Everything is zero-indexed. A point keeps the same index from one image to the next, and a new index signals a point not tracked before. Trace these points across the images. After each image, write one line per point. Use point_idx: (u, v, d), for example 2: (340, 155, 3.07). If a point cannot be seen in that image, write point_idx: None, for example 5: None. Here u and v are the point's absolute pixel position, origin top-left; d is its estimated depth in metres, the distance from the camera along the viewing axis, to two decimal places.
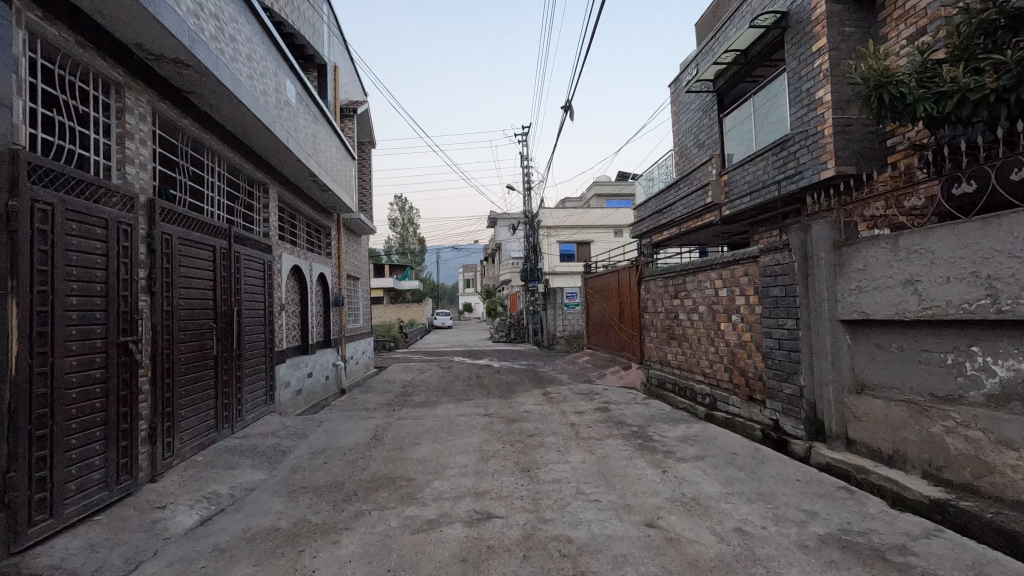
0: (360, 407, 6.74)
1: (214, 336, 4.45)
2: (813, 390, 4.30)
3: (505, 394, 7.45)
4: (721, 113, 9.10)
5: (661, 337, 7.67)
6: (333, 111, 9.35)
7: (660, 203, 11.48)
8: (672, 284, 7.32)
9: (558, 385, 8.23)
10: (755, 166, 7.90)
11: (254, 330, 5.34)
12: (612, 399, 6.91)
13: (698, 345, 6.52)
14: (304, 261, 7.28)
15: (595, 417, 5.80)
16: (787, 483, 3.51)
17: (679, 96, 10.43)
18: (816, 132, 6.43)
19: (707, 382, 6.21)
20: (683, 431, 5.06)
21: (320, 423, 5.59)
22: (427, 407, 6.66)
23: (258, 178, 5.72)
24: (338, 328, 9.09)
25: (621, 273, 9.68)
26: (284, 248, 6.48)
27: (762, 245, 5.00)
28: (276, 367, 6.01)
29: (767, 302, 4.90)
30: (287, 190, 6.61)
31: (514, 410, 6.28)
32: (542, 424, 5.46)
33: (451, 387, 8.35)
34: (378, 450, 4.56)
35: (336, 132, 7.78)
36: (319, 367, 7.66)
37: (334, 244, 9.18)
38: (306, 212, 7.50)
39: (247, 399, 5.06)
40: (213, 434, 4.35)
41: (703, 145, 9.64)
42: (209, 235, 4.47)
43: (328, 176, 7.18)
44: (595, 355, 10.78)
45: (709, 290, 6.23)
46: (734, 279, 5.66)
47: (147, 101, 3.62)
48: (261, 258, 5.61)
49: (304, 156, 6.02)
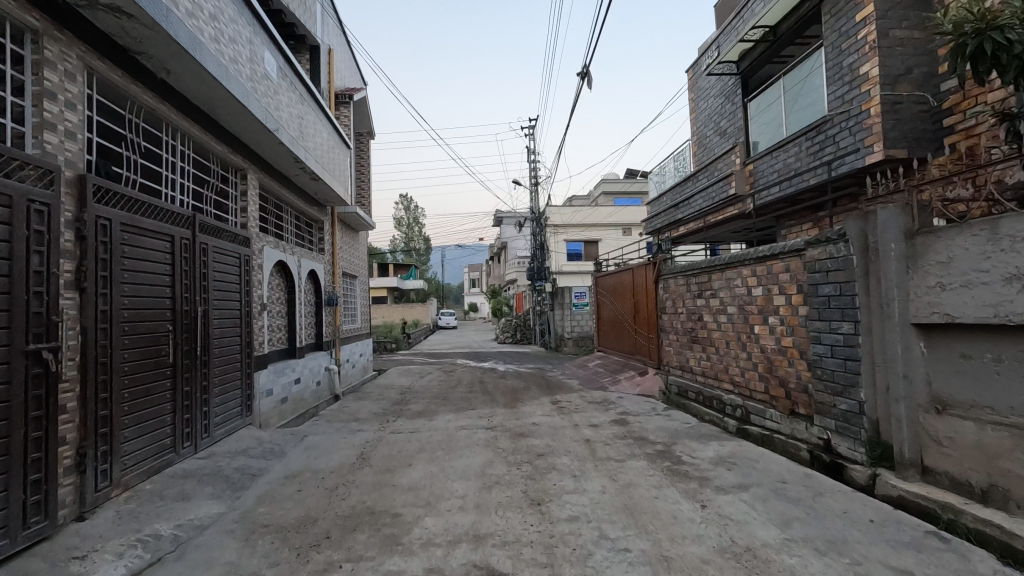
0: (351, 417, 6.10)
1: (174, 341, 3.83)
2: (876, 407, 3.62)
3: (511, 403, 6.79)
4: (745, 98, 8.41)
5: (682, 340, 7.01)
6: (326, 97, 8.72)
7: (676, 197, 10.78)
8: (695, 283, 6.63)
9: (569, 392, 7.55)
10: (786, 153, 7.23)
11: (228, 333, 4.71)
12: (629, 409, 6.25)
13: (726, 350, 5.85)
14: (292, 257, 6.66)
15: (613, 432, 5.13)
16: (862, 527, 2.83)
17: (698, 81, 9.73)
18: (860, 112, 5.75)
19: (739, 391, 5.54)
20: (717, 451, 4.37)
21: (302, 438, 4.96)
22: (426, 418, 6.01)
23: (236, 163, 5.10)
24: (332, 330, 8.46)
25: (635, 270, 9.01)
26: (267, 242, 5.86)
27: (808, 236, 4.32)
28: (256, 374, 5.39)
29: (815, 302, 4.23)
30: (271, 179, 5.99)
31: (521, 422, 5.63)
32: (553, 441, 4.79)
33: (451, 394, 7.70)
34: (364, 473, 3.91)
35: (326, 117, 7.16)
36: (309, 373, 7.03)
37: (328, 239, 8.57)
38: (294, 203, 6.87)
39: (218, 412, 4.44)
40: (169, 454, 3.72)
41: (724, 133, 8.95)
42: (166, 222, 3.84)
43: (317, 163, 6.55)
44: (607, 359, 10.12)
45: (741, 288, 5.55)
46: (770, 276, 4.99)
47: (79, 57, 2.99)
48: (236, 251, 4.98)
49: (287, 138, 5.39)
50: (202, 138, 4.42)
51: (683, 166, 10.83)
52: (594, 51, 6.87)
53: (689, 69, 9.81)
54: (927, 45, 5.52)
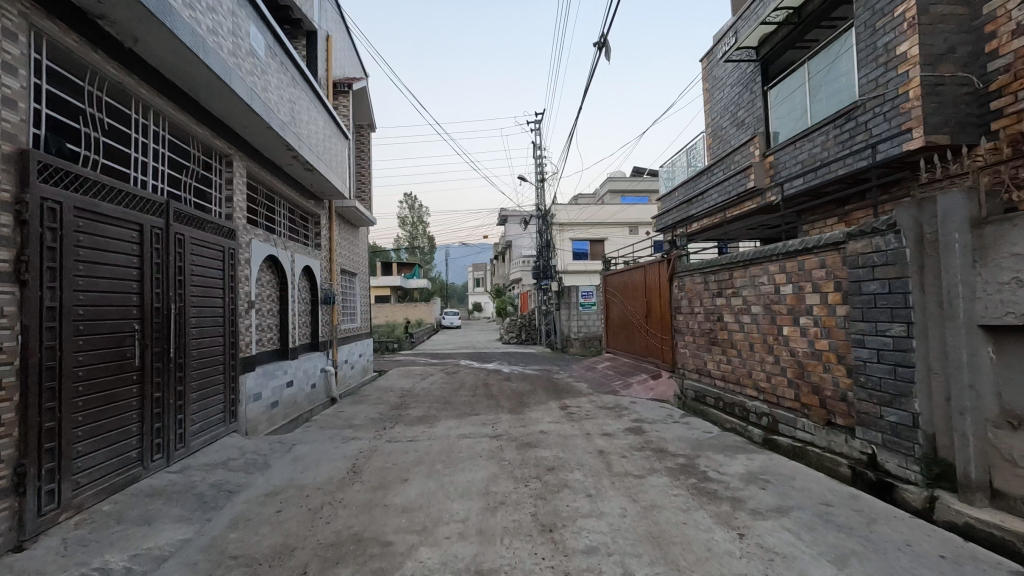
0: (346, 423, 5.70)
1: (142, 342, 3.44)
2: (933, 420, 3.19)
3: (517, 408, 6.36)
4: (764, 86, 7.95)
5: (699, 342, 6.59)
6: (324, 86, 8.35)
7: (689, 192, 10.35)
8: (714, 281, 6.20)
9: (578, 397, 7.13)
10: (810, 144, 6.78)
11: (209, 333, 4.32)
12: (644, 416, 5.82)
13: (751, 353, 5.41)
14: (285, 252, 6.27)
15: (629, 442, 4.70)
16: (933, 566, 2.39)
17: (713, 70, 9.27)
18: (897, 96, 5.32)
19: (764, 398, 5.11)
20: (746, 466, 3.93)
21: (291, 448, 4.56)
22: (425, 424, 5.60)
23: (221, 149, 4.71)
24: (329, 329, 8.07)
25: (647, 268, 8.57)
26: (256, 236, 5.47)
27: (849, 228, 3.89)
28: (243, 377, 5.00)
29: (857, 300, 3.79)
30: (261, 168, 5.61)
31: (528, 430, 5.21)
32: (564, 452, 4.38)
33: (454, 398, 7.28)
34: (353, 490, 3.50)
35: (321, 104, 6.77)
36: (303, 375, 6.64)
37: (325, 234, 8.18)
38: (287, 194, 6.48)
39: (197, 419, 4.04)
40: (135, 468, 3.32)
41: (742, 124, 8.51)
42: (134, 209, 3.44)
43: (312, 152, 6.15)
44: (617, 361, 9.69)
45: (767, 286, 5.12)
46: (802, 272, 4.57)
47: (22, 14, 2.59)
48: (220, 244, 4.59)
49: (277, 123, 5.00)
50: (179, 119, 4.03)
51: (696, 160, 10.38)
52: (612, 17, 6.37)
53: (703, 57, 9.36)
54: (971, 22, 5.08)
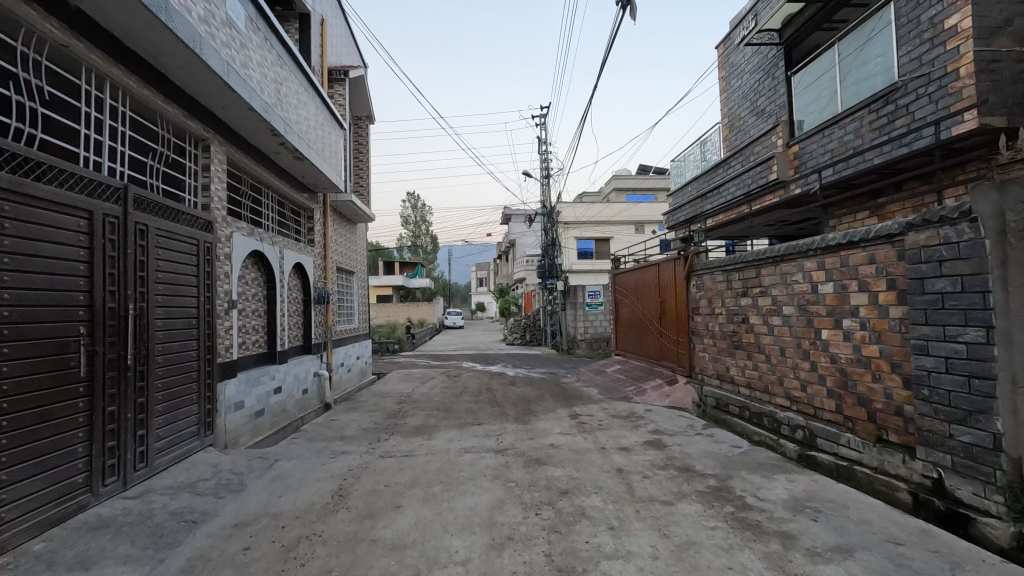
0: (337, 434, 5.22)
1: (92, 348, 2.97)
2: (1020, 442, 2.68)
3: (523, 417, 5.87)
4: (788, 71, 7.42)
5: (721, 346, 6.10)
6: (319, 73, 7.89)
7: (703, 186, 9.85)
8: (738, 279, 5.69)
9: (589, 404, 6.63)
10: (840, 131, 6.26)
11: (180, 336, 3.85)
12: (663, 427, 5.32)
13: (782, 359, 4.91)
14: (273, 247, 5.80)
15: (649, 459, 4.20)
16: None
17: (730, 56, 8.77)
18: (945, 74, 4.82)
19: (798, 409, 4.61)
20: (789, 490, 3.43)
21: (272, 465, 4.08)
22: (423, 436, 5.12)
23: (195, 131, 4.23)
24: (323, 330, 7.60)
25: (661, 266, 8.06)
26: (239, 229, 4.99)
27: (908, 218, 3.39)
28: (222, 386, 4.52)
29: (919, 301, 3.29)
30: (245, 155, 5.14)
31: (537, 443, 4.72)
32: (577, 471, 3.89)
33: (456, 404, 6.80)
34: (336, 520, 3.01)
35: (312, 88, 6.29)
36: (293, 381, 6.17)
37: (319, 229, 7.71)
38: (275, 184, 6.00)
39: (163, 434, 3.57)
40: (82, 496, 2.85)
41: (762, 112, 8.00)
42: (82, 193, 2.97)
43: (301, 139, 5.67)
44: (627, 364, 9.19)
45: (802, 285, 4.61)
46: (846, 269, 4.06)
47: None
48: (194, 237, 4.12)
49: (260, 104, 4.53)
50: (142, 93, 3.55)
51: (710, 153, 9.87)
52: None
53: (719, 43, 8.86)
54: None
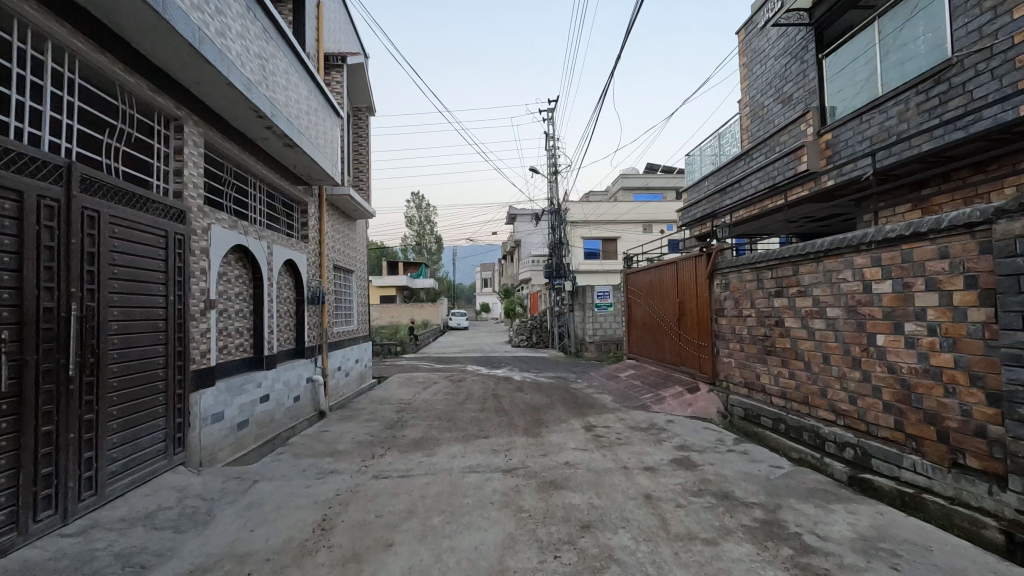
0: (328, 448, 4.72)
1: (22, 356, 2.48)
2: None
3: (533, 429, 5.35)
4: (819, 54, 6.86)
5: (751, 351, 5.56)
6: (315, 59, 7.41)
7: (721, 179, 9.31)
8: (772, 278, 5.16)
9: (604, 414, 6.11)
10: (882, 115, 5.70)
11: (141, 341, 3.36)
12: (689, 442, 4.79)
13: (825, 367, 4.37)
14: (260, 242, 5.32)
15: (680, 483, 3.67)
16: None
17: (753, 41, 8.25)
18: (1011, 47, 4.29)
19: (847, 424, 4.07)
20: (853, 526, 2.89)
21: (250, 489, 3.58)
22: (424, 451, 4.60)
23: (165, 108, 3.74)
24: (318, 333, 7.10)
25: (680, 264, 7.53)
26: (218, 221, 4.48)
27: (998, 203, 2.86)
28: (197, 396, 4.03)
29: (1012, 302, 2.75)
30: (227, 139, 4.65)
31: (551, 461, 4.19)
32: (599, 498, 3.36)
33: (460, 413, 6.29)
34: (315, 564, 2.50)
35: (305, 68, 5.79)
36: (282, 388, 5.67)
37: (314, 224, 7.22)
38: (263, 173, 5.51)
39: (118, 455, 3.07)
40: (4, 537, 2.35)
41: (788, 100, 7.46)
42: (12, 172, 2.48)
43: (290, 122, 5.17)
44: (642, 368, 8.66)
45: (852, 284, 4.07)
46: (910, 265, 3.52)
47: None
48: (161, 227, 3.63)
49: (241, 82, 4.04)
50: (94, 58, 3.05)
51: (729, 145, 9.33)
52: None
53: (741, 28, 8.33)
54: None
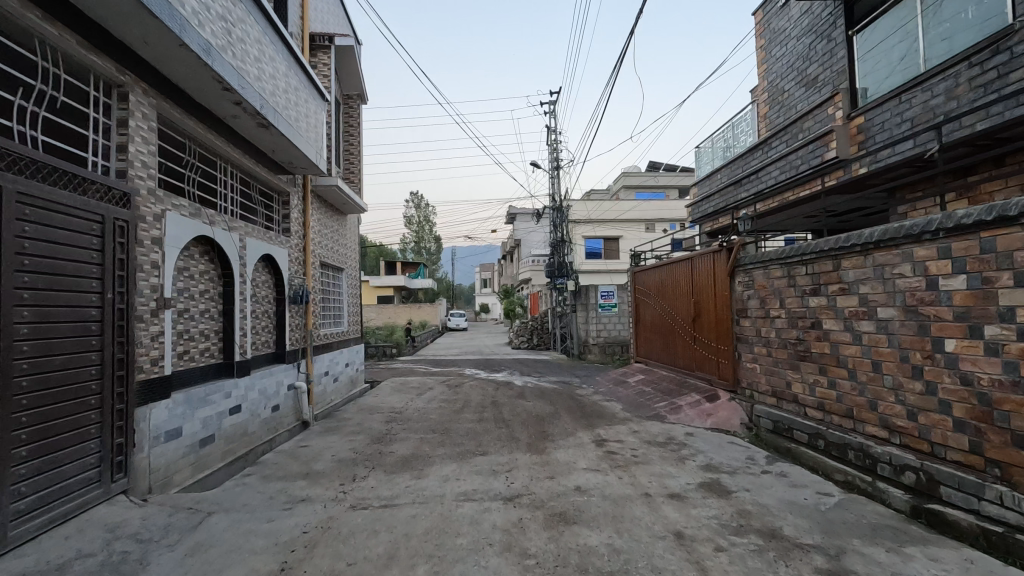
0: (303, 469, 4.14)
1: None
2: None
3: (537, 444, 4.77)
4: (848, 30, 6.27)
5: (780, 356, 4.98)
6: (298, 39, 6.81)
7: (734, 171, 8.73)
8: (807, 274, 4.58)
9: (615, 426, 5.53)
10: (925, 94, 5.12)
11: (63, 348, 2.79)
12: (716, 461, 4.21)
13: (875, 376, 3.79)
14: (230, 234, 4.73)
15: (715, 516, 3.08)
16: None
17: (774, 21, 7.67)
18: None
19: (905, 444, 3.49)
20: None
21: (198, 525, 2.98)
22: (412, 472, 4.01)
23: (104, 71, 3.16)
24: (302, 335, 6.53)
25: (695, 260, 6.94)
26: (177, 207, 3.89)
27: None
28: (145, 411, 3.43)
29: None
30: (188, 116, 4.07)
31: (560, 486, 3.60)
32: (620, 539, 2.77)
33: (455, 424, 5.71)
34: None
35: (282, 41, 5.19)
36: (257, 397, 5.09)
37: (297, 217, 6.63)
38: (234, 156, 4.93)
39: (25, 488, 2.49)
40: None
41: (813, 82, 6.88)
42: None
43: (264, 99, 4.58)
44: (652, 373, 8.09)
45: (911, 280, 3.49)
46: (995, 257, 2.92)
47: None
48: (97, 210, 3.04)
49: (199, 45, 3.46)
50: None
51: (742, 135, 8.74)
52: None
53: (759, 7, 7.75)
54: None
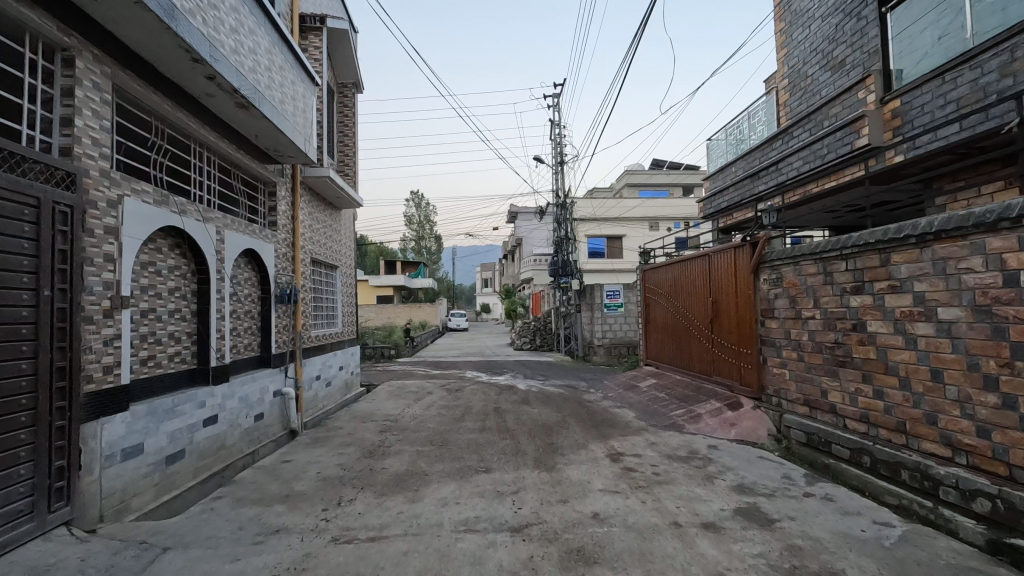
0: (282, 490, 3.66)
1: None
2: None
3: (545, 459, 4.30)
4: (881, 8, 5.80)
5: (813, 360, 4.51)
6: (287, 18, 6.32)
7: (751, 164, 8.26)
8: (847, 271, 4.10)
9: (630, 437, 5.06)
10: (975, 72, 4.63)
11: None
12: (749, 481, 3.73)
13: (934, 386, 3.32)
14: (205, 226, 4.27)
15: (761, 554, 2.60)
16: None
17: (797, 2, 7.20)
18: None
19: (974, 465, 3.02)
20: None
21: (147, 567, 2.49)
22: (404, 494, 3.53)
23: (41, 29, 2.68)
24: (291, 336, 6.07)
25: (713, 256, 6.46)
26: (138, 193, 3.42)
27: None
28: (95, 426, 2.95)
29: None
30: (152, 91, 3.60)
31: (574, 513, 3.12)
32: None
33: (455, 435, 5.24)
34: None
35: (266, 15, 4.72)
36: (238, 405, 4.63)
37: (285, 210, 6.16)
38: (210, 139, 4.46)
39: None
40: None
41: (840, 65, 6.41)
42: None
43: (242, 75, 4.11)
44: (665, 377, 7.61)
45: (982, 276, 3.02)
46: None
47: None
48: (30, 190, 2.56)
49: (160, 4, 2.98)
50: None
51: (758, 126, 8.26)
52: None
53: None
54: None
